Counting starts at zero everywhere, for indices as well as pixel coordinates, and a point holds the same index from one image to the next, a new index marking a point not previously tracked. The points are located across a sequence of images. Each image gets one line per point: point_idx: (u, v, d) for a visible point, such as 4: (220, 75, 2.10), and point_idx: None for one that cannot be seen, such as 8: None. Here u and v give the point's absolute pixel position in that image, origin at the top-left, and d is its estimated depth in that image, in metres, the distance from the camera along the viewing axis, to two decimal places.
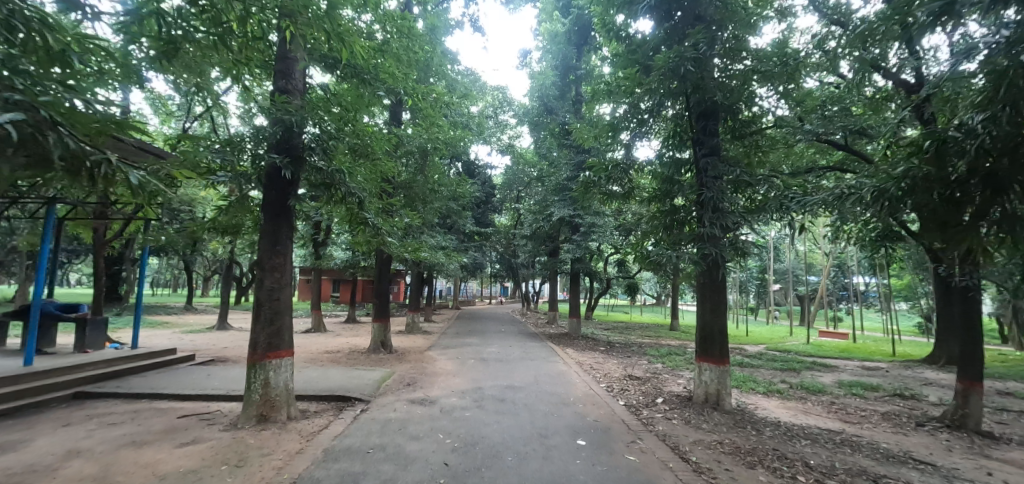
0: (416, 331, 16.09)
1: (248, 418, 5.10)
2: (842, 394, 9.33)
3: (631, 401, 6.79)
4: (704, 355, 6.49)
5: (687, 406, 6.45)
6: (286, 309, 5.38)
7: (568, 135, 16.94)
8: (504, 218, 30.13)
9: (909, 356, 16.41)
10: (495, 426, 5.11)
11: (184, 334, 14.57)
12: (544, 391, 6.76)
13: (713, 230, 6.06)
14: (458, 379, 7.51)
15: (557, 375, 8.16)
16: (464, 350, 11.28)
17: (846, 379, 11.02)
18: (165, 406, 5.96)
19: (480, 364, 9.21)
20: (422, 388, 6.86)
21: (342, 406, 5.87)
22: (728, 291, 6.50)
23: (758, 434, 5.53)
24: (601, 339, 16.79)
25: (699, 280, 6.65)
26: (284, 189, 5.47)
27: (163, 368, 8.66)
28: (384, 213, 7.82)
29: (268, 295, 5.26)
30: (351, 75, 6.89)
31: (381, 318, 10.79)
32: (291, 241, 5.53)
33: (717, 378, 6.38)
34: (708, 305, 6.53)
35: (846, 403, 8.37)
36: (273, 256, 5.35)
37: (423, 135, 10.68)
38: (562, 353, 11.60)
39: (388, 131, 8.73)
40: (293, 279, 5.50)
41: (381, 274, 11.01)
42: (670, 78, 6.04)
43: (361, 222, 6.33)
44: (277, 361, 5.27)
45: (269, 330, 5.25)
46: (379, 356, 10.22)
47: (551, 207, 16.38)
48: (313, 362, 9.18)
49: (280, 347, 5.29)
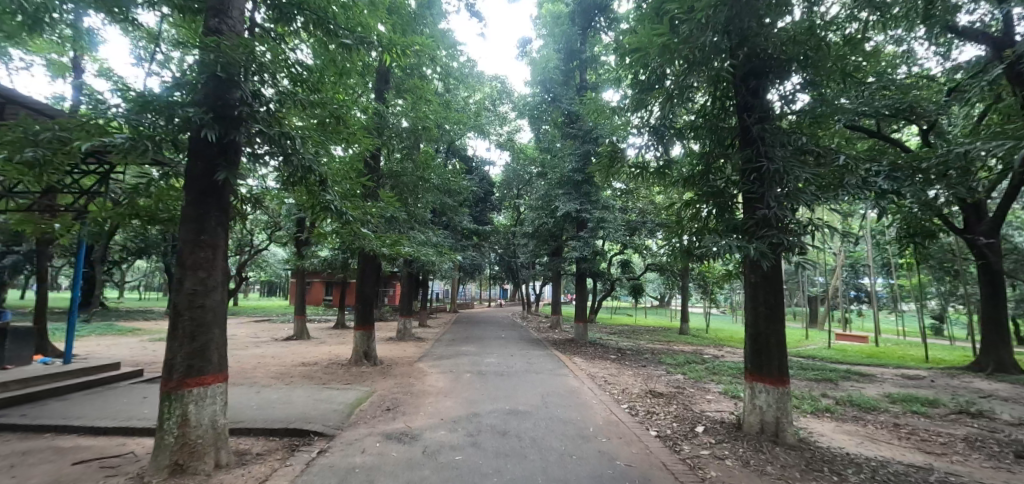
0: (408, 339, 14.76)
1: (158, 470, 3.75)
2: (899, 411, 8.02)
3: (665, 430, 5.44)
4: (757, 371, 5.17)
5: (739, 438, 5.11)
6: (215, 320, 4.05)
7: (573, 123, 15.66)
8: (503, 217, 28.85)
9: (945, 362, 15.10)
10: (497, 479, 3.74)
11: (152, 342, 13.22)
12: (556, 419, 5.40)
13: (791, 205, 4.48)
14: (450, 402, 6.14)
15: (569, 395, 6.82)
16: (460, 360, 9.97)
17: (892, 392, 9.74)
18: (68, 447, 4.61)
19: (478, 379, 7.88)
20: (404, 416, 5.49)
21: (295, 444, 4.53)
22: (786, 291, 5.19)
23: (843, 480, 4.19)
24: (610, 345, 15.44)
25: (749, 278, 5.33)
26: (215, 159, 4.12)
27: (100, 387, 7.27)
28: (358, 200, 6.50)
29: (188, 301, 3.91)
30: (314, 25, 5.47)
31: (365, 326, 9.41)
32: (225, 227, 4.20)
33: (776, 403, 5.03)
34: (760, 310, 5.21)
35: (912, 426, 7.05)
36: (194, 247, 3.98)
37: (410, 113, 9.27)
38: (571, 363, 10.29)
39: (365, 102, 7.36)
40: (226, 278, 4.18)
41: (364, 275, 9.57)
42: (725, 12, 4.56)
43: (323, 205, 4.97)
44: (201, 390, 3.92)
45: (189, 348, 3.89)
46: (362, 369, 8.89)
47: (556, 201, 15.00)
48: (281, 378, 7.84)
49: (204, 372, 3.94)
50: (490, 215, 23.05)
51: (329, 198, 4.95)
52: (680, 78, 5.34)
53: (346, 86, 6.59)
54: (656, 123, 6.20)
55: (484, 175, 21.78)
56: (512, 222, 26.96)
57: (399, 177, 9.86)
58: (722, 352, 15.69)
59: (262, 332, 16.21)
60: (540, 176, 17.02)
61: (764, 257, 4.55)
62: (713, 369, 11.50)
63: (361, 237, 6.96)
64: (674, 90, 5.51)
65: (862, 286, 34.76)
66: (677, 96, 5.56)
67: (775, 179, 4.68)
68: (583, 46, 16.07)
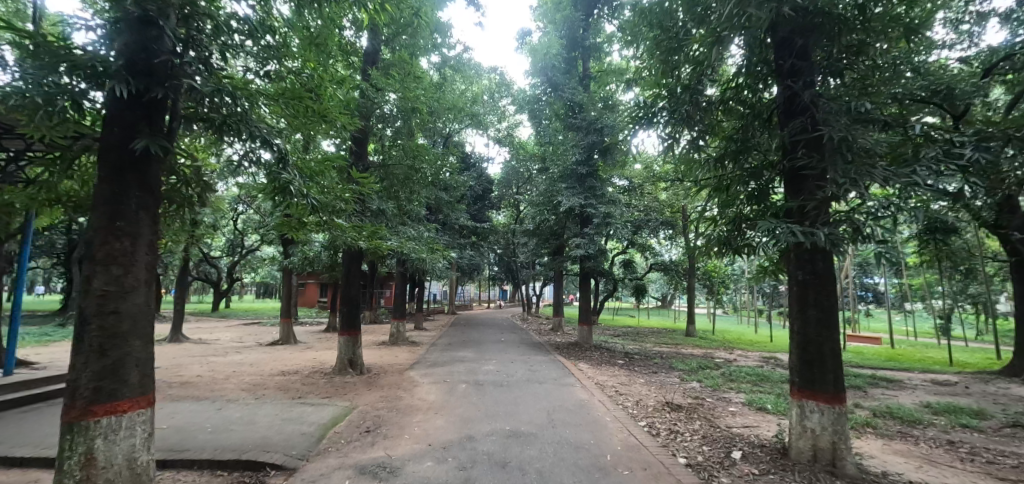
0: (401, 343, 13.91)
1: None
2: (947, 424, 7.15)
3: (696, 457, 4.57)
4: (808, 387, 4.31)
5: (788, 468, 4.24)
6: (133, 330, 3.17)
7: (577, 113, 14.77)
8: (503, 216, 27.98)
9: (971, 366, 14.21)
10: None
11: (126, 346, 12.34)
12: (567, 445, 4.53)
13: (869, 181, 3.57)
14: (440, 422, 5.26)
15: (578, 409, 5.95)
16: (455, 368, 9.10)
17: (929, 400, 8.88)
18: None
19: (475, 390, 7.01)
20: (384, 441, 4.61)
21: (245, 480, 3.68)
22: (840, 292, 4.36)
23: None
24: (616, 349, 14.57)
25: (796, 276, 4.50)
26: (137, 124, 3.23)
27: (45, 399, 6.40)
28: (336, 191, 5.76)
29: (97, 305, 3.04)
30: None
31: (350, 331, 8.54)
32: (152, 211, 3.35)
33: (832, 426, 4.18)
34: (811, 313, 4.37)
35: (971, 444, 6.16)
36: (107, 236, 3.11)
37: (399, 90, 8.31)
38: (578, 370, 9.40)
39: (344, 77, 6.45)
40: (151, 274, 3.31)
41: (350, 275, 8.65)
42: None
43: (282, 187, 4.20)
44: (113, 419, 3.05)
45: (98, 366, 3.01)
46: (347, 379, 8.02)
47: (558, 196, 14.12)
48: (252, 390, 6.96)
49: (117, 396, 3.06)
50: (489, 213, 22.17)
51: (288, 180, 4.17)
52: (712, 41, 4.52)
53: (322, 60, 5.84)
54: (682, 91, 5.29)
55: (481, 172, 20.91)
56: (512, 220, 26.11)
57: (387, 166, 9.08)
58: (734, 356, 14.80)
59: (247, 336, 15.36)
60: (540, 173, 16.06)
61: (836, 248, 3.62)
62: (730, 375, 10.64)
63: (336, 229, 6.19)
64: (704, 54, 4.71)
65: (871, 286, 33.87)
66: (707, 61, 4.76)
67: (839, 151, 3.80)
68: (586, 33, 15.24)
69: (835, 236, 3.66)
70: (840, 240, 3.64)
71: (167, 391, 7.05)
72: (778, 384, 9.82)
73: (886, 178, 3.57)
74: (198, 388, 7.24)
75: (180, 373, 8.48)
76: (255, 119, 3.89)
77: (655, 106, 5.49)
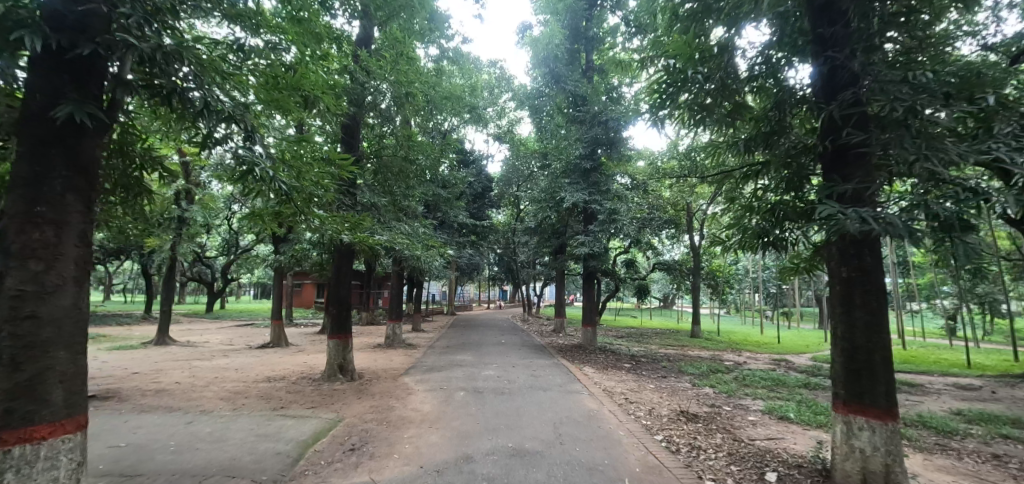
0: (397, 345, 13.34)
1: None
2: (985, 434, 6.59)
3: (726, 480, 4.01)
4: (856, 401, 3.77)
5: None
6: (56, 337, 2.61)
7: (580, 106, 14.22)
8: (503, 215, 27.44)
9: (991, 369, 13.63)
10: None
11: (109, 350, 11.77)
12: (577, 467, 3.97)
13: (945, 158, 3.02)
14: (435, 437, 4.71)
15: (588, 422, 5.38)
16: (453, 373, 8.54)
17: (958, 407, 8.33)
18: None
19: (473, 399, 6.46)
20: (370, 462, 4.04)
21: None
22: (891, 291, 3.80)
23: None
24: (622, 351, 14.01)
25: (840, 274, 3.95)
26: (63, 89, 2.66)
27: None
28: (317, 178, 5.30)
29: (10, 308, 2.48)
30: None
31: (340, 334, 7.97)
32: (83, 195, 2.79)
33: (885, 446, 3.64)
34: (858, 317, 3.81)
35: (1019, 459, 5.60)
36: (24, 225, 2.55)
37: (390, 73, 7.69)
38: (584, 375, 8.82)
39: (327, 53, 5.84)
40: (83, 270, 2.77)
41: (340, 273, 8.09)
42: None
43: (247, 169, 3.72)
44: (24, 448, 2.48)
45: (6, 385, 2.43)
46: (337, 386, 7.47)
47: (561, 191, 13.56)
48: (231, 399, 6.40)
49: (30, 421, 2.49)
50: (489, 212, 21.62)
51: (251, 160, 3.70)
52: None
53: (303, 38, 5.32)
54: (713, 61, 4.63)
55: (480, 169, 20.35)
56: (512, 219, 25.57)
57: (380, 155, 8.60)
58: (744, 358, 14.24)
59: (239, 338, 14.83)
60: (541, 169, 15.72)
61: (913, 237, 3.05)
62: (744, 380, 10.07)
63: (315, 222, 5.71)
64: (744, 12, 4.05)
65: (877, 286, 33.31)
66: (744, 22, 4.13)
67: (904, 124, 3.23)
68: (589, 24, 14.55)
69: (913, 224, 3.08)
70: (915, 228, 3.06)
71: (139, 400, 6.48)
72: (795, 389, 9.28)
73: (962, 154, 3.01)
74: (173, 397, 6.68)
75: (158, 380, 7.92)
76: (211, 91, 3.34)
77: (688, 71, 4.60)
